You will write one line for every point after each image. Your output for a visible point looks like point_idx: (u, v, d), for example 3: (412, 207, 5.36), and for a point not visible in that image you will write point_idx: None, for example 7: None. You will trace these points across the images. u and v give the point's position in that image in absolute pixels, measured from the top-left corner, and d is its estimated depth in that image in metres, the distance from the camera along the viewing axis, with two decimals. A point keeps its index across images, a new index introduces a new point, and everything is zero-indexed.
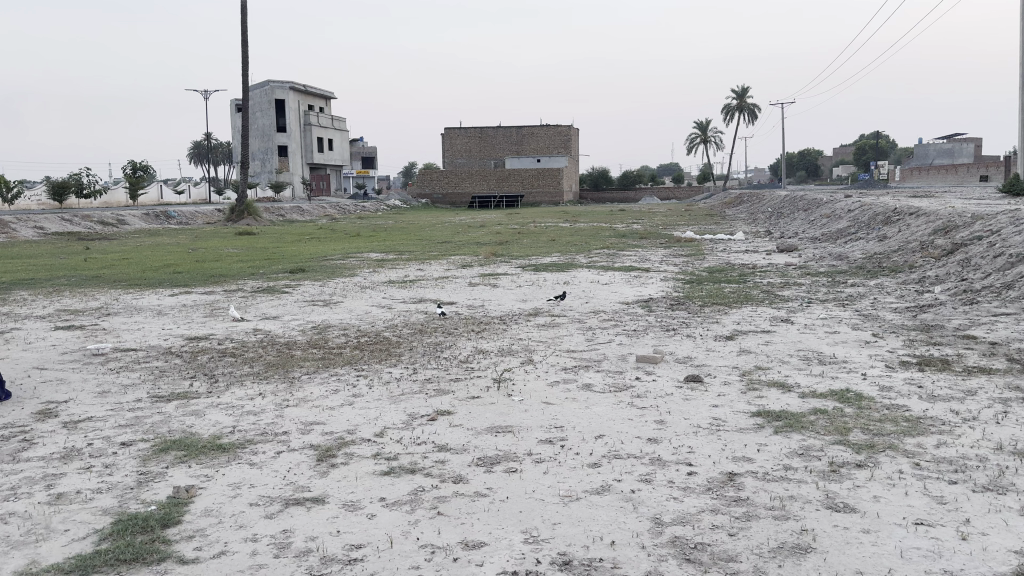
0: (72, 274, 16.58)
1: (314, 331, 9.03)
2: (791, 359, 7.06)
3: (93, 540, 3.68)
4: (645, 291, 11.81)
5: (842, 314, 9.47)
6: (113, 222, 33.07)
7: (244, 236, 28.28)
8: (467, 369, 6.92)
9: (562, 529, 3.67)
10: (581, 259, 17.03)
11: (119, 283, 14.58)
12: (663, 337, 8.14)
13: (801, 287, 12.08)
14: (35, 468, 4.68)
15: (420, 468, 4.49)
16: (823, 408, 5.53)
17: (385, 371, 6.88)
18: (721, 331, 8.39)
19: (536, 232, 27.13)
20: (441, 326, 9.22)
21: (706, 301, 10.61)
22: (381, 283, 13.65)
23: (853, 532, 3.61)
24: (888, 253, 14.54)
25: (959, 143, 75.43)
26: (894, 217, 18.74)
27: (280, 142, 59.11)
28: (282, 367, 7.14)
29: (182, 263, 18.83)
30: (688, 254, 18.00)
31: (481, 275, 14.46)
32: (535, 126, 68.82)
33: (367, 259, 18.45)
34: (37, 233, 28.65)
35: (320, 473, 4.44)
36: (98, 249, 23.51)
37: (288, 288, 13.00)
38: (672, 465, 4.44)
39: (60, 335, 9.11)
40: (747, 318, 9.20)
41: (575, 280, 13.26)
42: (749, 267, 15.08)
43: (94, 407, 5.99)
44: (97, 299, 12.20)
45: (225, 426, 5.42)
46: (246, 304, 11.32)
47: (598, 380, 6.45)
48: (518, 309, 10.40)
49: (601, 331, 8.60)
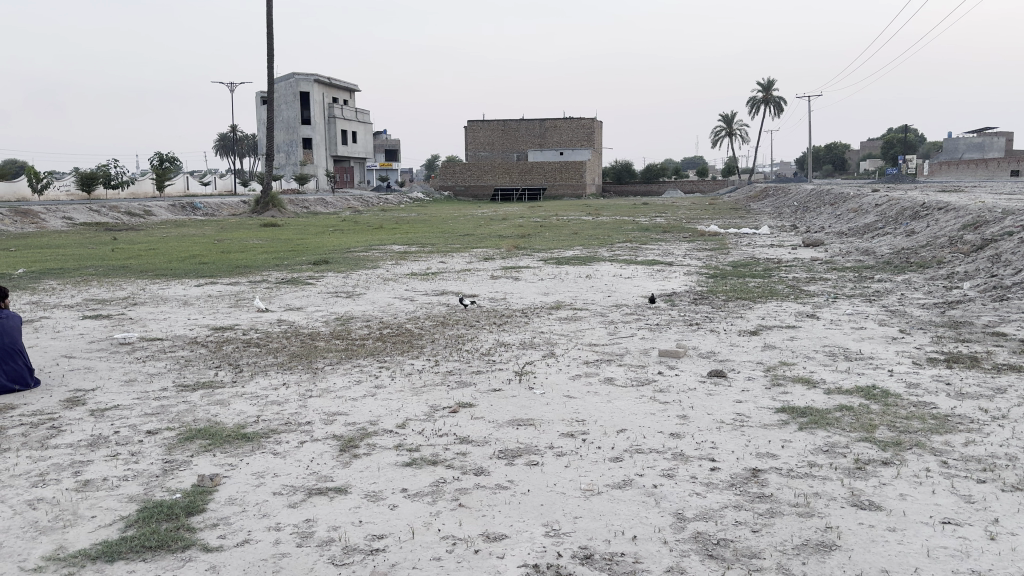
0: (100, 264, 16.81)
1: (337, 322, 9.10)
2: (816, 355, 6.99)
3: (119, 527, 3.73)
4: (668, 285, 11.77)
5: (869, 310, 9.37)
6: (140, 213, 33.48)
7: (269, 228, 28.50)
8: (489, 362, 6.92)
9: (584, 522, 3.66)
10: (603, 252, 16.96)
11: (146, 274, 14.77)
12: (686, 331, 8.09)
13: (827, 282, 11.96)
14: (63, 455, 4.75)
15: (442, 460, 4.50)
16: (848, 405, 5.47)
17: (407, 363, 6.90)
18: (745, 326, 8.33)
19: (558, 225, 27.13)
20: (463, 318, 9.22)
21: (730, 296, 10.53)
22: (403, 275, 13.69)
23: (879, 530, 3.57)
24: (915, 249, 14.32)
25: (989, 138, 73.94)
26: (923, 211, 18.44)
27: (304, 134, 59.47)
28: (306, 358, 7.18)
29: (208, 254, 19.07)
30: (711, 248, 17.91)
31: (503, 267, 14.47)
32: (558, 119, 68.54)
33: (389, 251, 18.58)
34: (65, 223, 29.09)
35: (342, 463, 4.46)
36: (125, 240, 23.89)
37: (311, 279, 13.10)
38: (695, 460, 4.41)
39: (88, 324, 9.26)
40: (771, 313, 9.12)
41: (597, 273, 13.23)
42: (774, 261, 14.96)
43: (120, 396, 6.07)
44: (125, 289, 12.37)
45: (249, 416, 5.46)
46: (270, 295, 11.40)
47: (620, 374, 6.43)
48: (540, 302, 10.39)
49: (623, 325, 8.57)
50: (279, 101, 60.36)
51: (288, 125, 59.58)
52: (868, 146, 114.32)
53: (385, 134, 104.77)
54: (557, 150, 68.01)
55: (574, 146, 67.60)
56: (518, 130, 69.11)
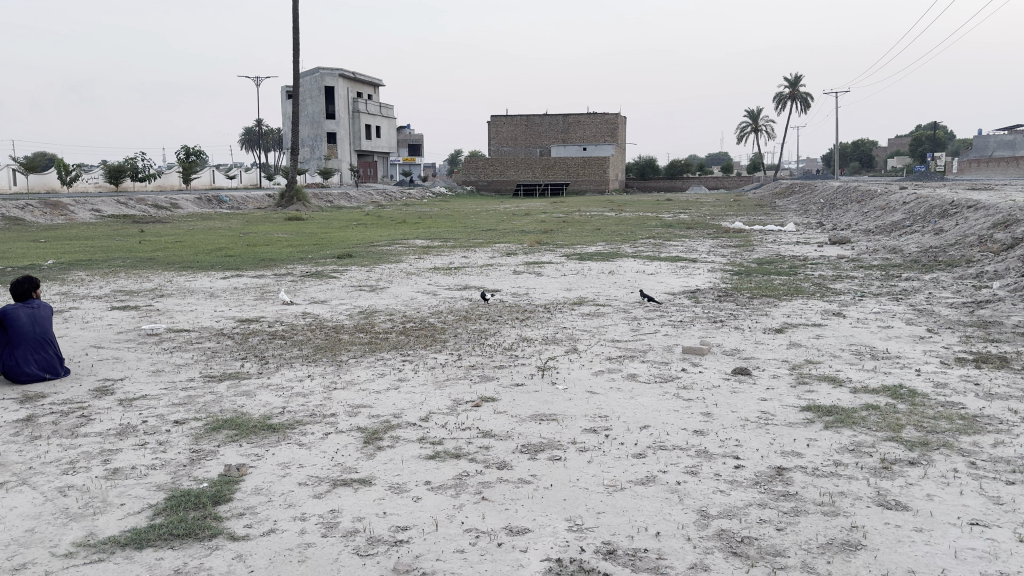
0: (128, 256, 17.05)
1: (361, 315, 9.16)
2: (842, 353, 6.92)
3: (147, 515, 3.79)
4: (692, 281, 11.70)
5: (896, 309, 9.26)
6: (166, 205, 33.93)
7: (294, 222, 28.74)
8: (511, 357, 6.93)
9: (607, 518, 3.66)
10: (626, 249, 16.91)
11: (173, 266, 14.96)
12: (710, 328, 8.05)
13: (854, 280, 11.82)
14: (92, 443, 4.83)
15: (465, 453, 4.52)
16: (874, 404, 5.42)
17: (431, 357, 6.93)
18: (770, 323, 8.27)
19: (581, 221, 27.13)
20: (486, 313, 9.24)
21: (754, 293, 10.46)
22: (426, 269, 13.74)
23: (905, 530, 3.53)
24: (943, 248, 14.13)
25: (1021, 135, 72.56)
26: (952, 209, 18.17)
27: (328, 129, 59.84)
28: (331, 350, 7.24)
29: (234, 247, 19.27)
30: (736, 244, 17.78)
31: (526, 263, 14.49)
32: (581, 114, 68.30)
33: (412, 245, 18.66)
34: (94, 215, 29.53)
35: (366, 455, 4.49)
36: (152, 232, 24.23)
37: (336, 272, 13.19)
38: (718, 458, 4.39)
39: (116, 315, 9.40)
40: (796, 311, 9.04)
41: (621, 270, 13.19)
42: (800, 258, 14.83)
43: (148, 386, 6.17)
44: (152, 280, 12.55)
45: (275, 407, 5.51)
46: (295, 288, 11.50)
47: (643, 370, 6.41)
48: (563, 297, 10.40)
49: (646, 321, 8.54)
50: (304, 95, 60.79)
51: (313, 119, 59.91)
52: (896, 143, 112.68)
53: (409, 129, 105.05)
54: (580, 145, 67.81)
55: (597, 141, 67.36)
56: (541, 125, 68.98)
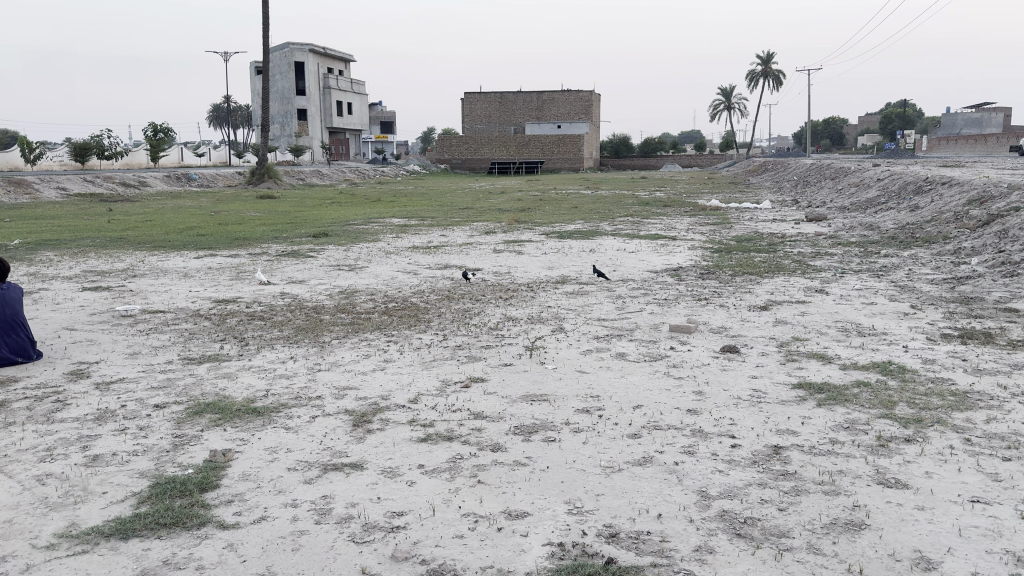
0: (97, 235, 16.66)
1: (342, 295, 8.99)
2: (829, 330, 6.92)
3: (131, 504, 3.65)
4: (673, 259, 11.66)
5: (877, 285, 9.30)
6: (134, 184, 33.27)
7: (266, 200, 28.29)
8: (498, 336, 6.84)
9: (607, 500, 3.59)
10: (605, 226, 16.87)
11: (145, 245, 14.63)
12: (695, 306, 8.01)
13: (833, 257, 11.86)
14: (70, 429, 4.66)
15: (457, 436, 4.43)
16: (865, 381, 5.41)
17: (415, 337, 6.81)
18: (755, 301, 8.25)
19: (558, 199, 26.98)
20: (469, 293, 9.11)
21: (736, 270, 10.45)
22: (404, 248, 13.55)
23: (907, 509, 3.51)
24: (920, 224, 14.24)
25: (988, 114, 73.42)
26: (926, 186, 18.31)
27: (299, 105, 58.94)
28: (312, 331, 7.09)
29: (206, 226, 18.91)
30: (714, 222, 17.80)
31: (505, 241, 14.36)
32: (556, 92, 67.95)
33: (389, 224, 18.47)
34: (60, 193, 28.87)
35: (356, 439, 4.38)
36: (121, 211, 23.74)
37: (313, 252, 12.96)
38: (714, 437, 4.35)
39: (88, 296, 9.14)
40: (780, 288, 9.02)
41: (602, 248, 13.10)
42: (778, 235, 14.87)
43: (125, 368, 5.99)
44: (123, 260, 12.25)
45: (258, 391, 5.37)
46: (272, 267, 11.29)
47: (631, 349, 6.35)
48: (545, 275, 10.30)
49: (631, 299, 8.48)
50: (273, 71, 59.74)
51: (284, 95, 59.02)
52: (866, 121, 113.67)
53: (382, 105, 103.79)
54: (554, 123, 67.46)
55: (571, 119, 67.07)
56: (515, 102, 68.51)
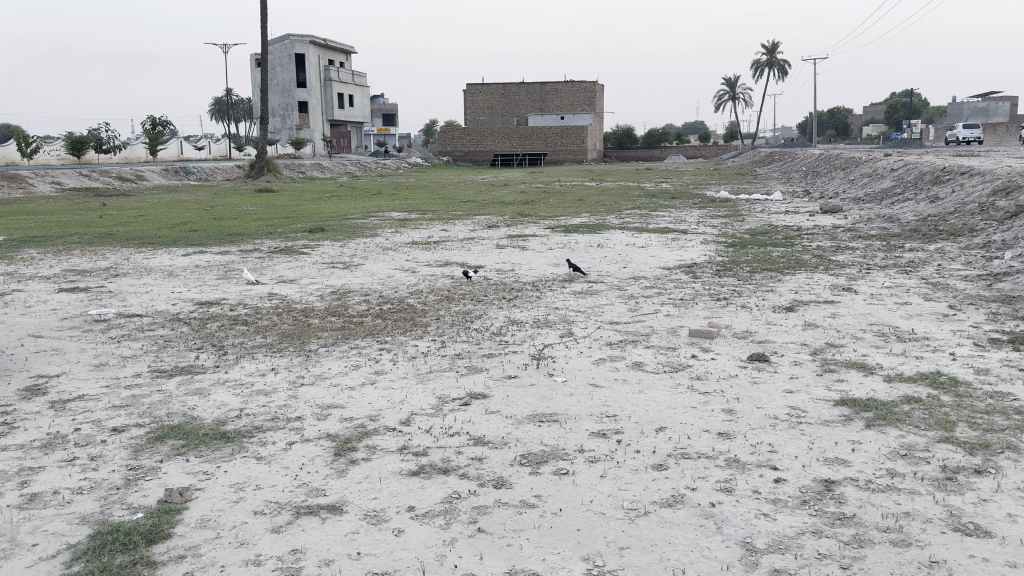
0: (85, 232, 16.06)
1: (333, 296, 8.38)
2: (865, 334, 6.29)
3: (63, 562, 3.05)
4: (686, 255, 11.01)
5: (908, 282, 8.65)
6: (131, 178, 32.71)
7: (264, 194, 27.72)
8: (501, 343, 6.22)
9: (633, 556, 2.99)
10: (612, 220, 16.24)
11: (133, 242, 14.03)
12: (714, 307, 7.37)
13: (856, 251, 11.21)
14: (11, 460, 4.07)
15: (454, 467, 3.82)
16: (916, 396, 4.79)
17: (410, 345, 6.20)
18: (779, 300, 7.62)
19: (563, 191, 26.30)
20: (469, 293, 8.50)
21: (755, 266, 9.81)
22: (403, 243, 12.93)
23: (996, 566, 2.91)
24: (943, 216, 13.58)
25: (996, 103, 72.55)
26: (945, 176, 17.64)
27: (300, 98, 58.30)
28: (298, 338, 6.48)
29: (199, 221, 18.30)
30: (726, 214, 17.16)
31: (508, 235, 13.75)
32: (558, 83, 67.17)
33: (388, 218, 17.84)
34: (55, 188, 28.29)
35: (337, 472, 3.78)
36: (114, 206, 23.12)
37: (307, 248, 12.35)
38: (753, 469, 3.73)
39: (63, 298, 8.54)
40: (804, 286, 8.38)
41: (610, 242, 12.46)
42: (794, 228, 14.22)
43: (87, 383, 5.39)
44: (107, 258, 11.65)
45: (231, 410, 4.76)
46: (262, 265, 10.68)
47: (649, 358, 5.73)
48: (551, 273, 9.68)
49: (644, 300, 7.85)
50: (273, 63, 59.00)
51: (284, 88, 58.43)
52: (872, 110, 112.57)
53: (383, 97, 103.03)
54: (558, 114, 66.81)
55: (574, 110, 66.31)
56: (518, 94, 67.75)
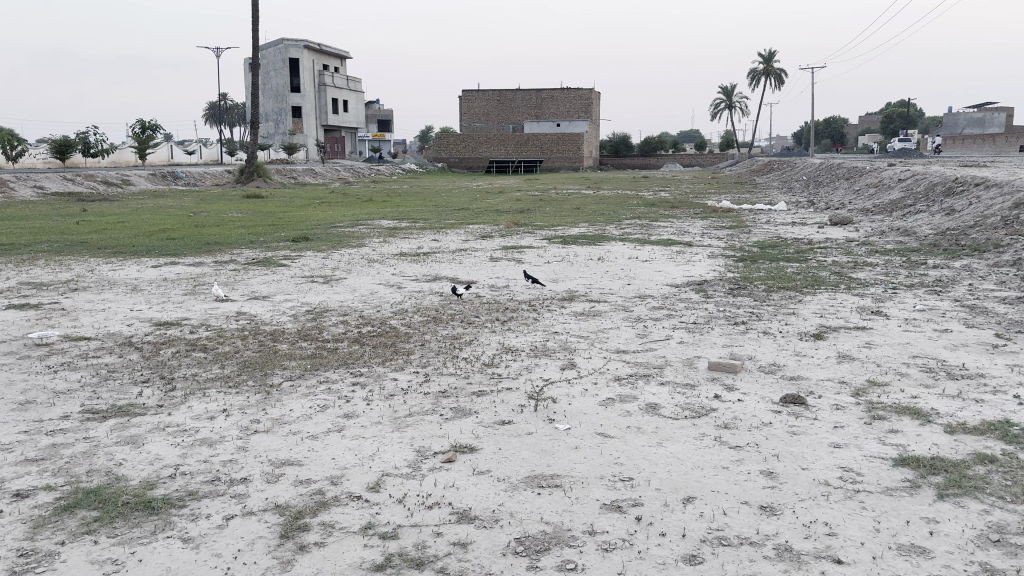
0: (56, 239, 15.17)
1: (308, 316, 7.55)
2: (910, 370, 5.50)
3: None
4: (694, 270, 10.24)
5: (941, 305, 7.87)
6: (117, 182, 31.83)
7: (252, 200, 26.86)
8: (493, 378, 5.40)
9: None
10: (612, 230, 15.49)
11: (103, 251, 13.16)
12: (733, 333, 6.57)
13: (875, 268, 10.44)
14: None
15: (433, 557, 3.01)
16: (990, 454, 4.00)
17: (389, 379, 5.37)
18: (804, 326, 6.82)
19: (559, 199, 25.55)
20: (459, 313, 7.68)
21: (771, 284, 9.02)
22: (390, 255, 12.12)
23: None
24: (962, 230, 12.83)
25: (992, 113, 72.07)
26: (958, 187, 16.89)
27: (294, 102, 57.53)
28: (260, 369, 5.64)
29: (178, 228, 17.43)
30: (731, 225, 16.40)
31: (503, 247, 12.95)
32: (555, 89, 66.50)
33: (377, 226, 17.05)
34: (36, 192, 27.36)
35: (283, 565, 2.97)
36: (94, 211, 22.22)
37: (287, 260, 11.53)
38: (811, 565, 2.95)
39: (8, 317, 7.68)
40: (828, 308, 7.59)
41: (611, 256, 11.68)
42: (805, 241, 13.45)
43: (2, 428, 4.54)
44: (71, 270, 10.78)
45: (165, 468, 3.94)
46: (236, 279, 9.83)
47: (666, 398, 4.91)
48: (548, 290, 8.86)
49: (654, 323, 7.04)
50: (266, 67, 58.24)
51: (278, 92, 57.62)
52: (868, 120, 112.39)
53: (377, 103, 102.49)
54: (554, 121, 66.34)
55: (570, 117, 65.71)
56: (513, 100, 67.08)
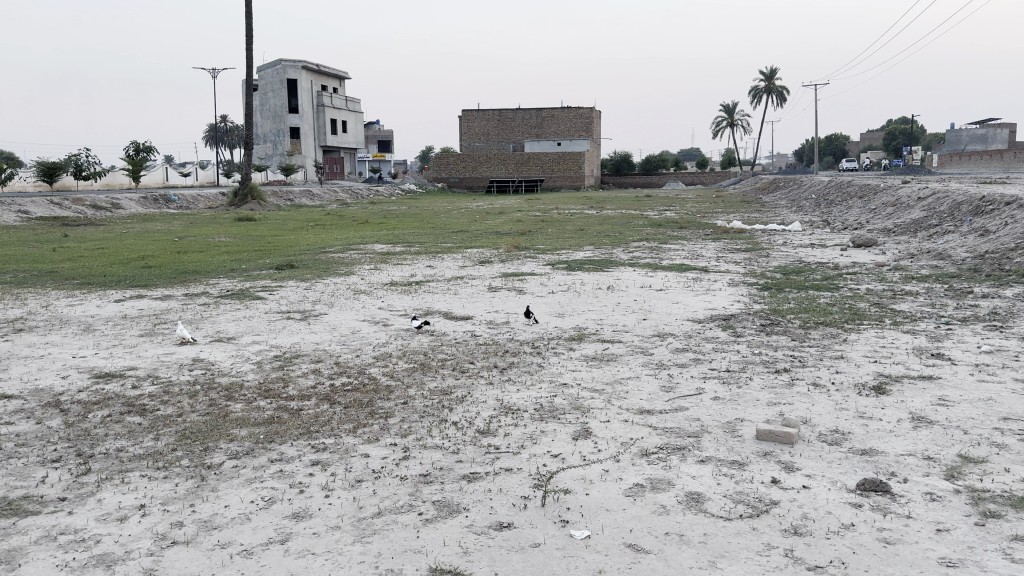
0: (25, 269, 14.13)
1: (276, 364, 6.47)
2: (1009, 439, 4.41)
3: None
4: (716, 301, 9.19)
5: (1009, 344, 6.80)
6: (106, 206, 30.85)
7: (244, 223, 25.92)
8: (488, 453, 4.32)
9: None
10: (621, 254, 14.47)
11: (70, 282, 12.12)
12: (776, 386, 5.48)
13: (917, 297, 9.39)
14: None
15: None
16: None
17: (359, 456, 4.28)
18: (859, 375, 5.75)
19: (562, 220, 24.58)
20: (451, 358, 6.61)
21: (807, 319, 7.96)
22: (380, 285, 11.07)
23: None
24: (1003, 252, 11.81)
25: (994, 129, 71.21)
26: (987, 205, 15.89)
27: (292, 123, 56.81)
28: (202, 443, 4.55)
29: (160, 255, 16.40)
30: (746, 248, 15.39)
31: (503, 274, 11.93)
32: (555, 109, 65.82)
33: (370, 251, 16.04)
34: (21, 217, 26.36)
35: None
36: (77, 237, 21.22)
37: (266, 292, 10.48)
38: None
39: None
40: (881, 351, 6.52)
41: (622, 284, 10.63)
42: (829, 266, 12.43)
43: None
44: (25, 306, 9.72)
45: None
46: (205, 316, 8.79)
47: (710, 484, 3.83)
48: (554, 328, 7.80)
49: (681, 372, 5.96)
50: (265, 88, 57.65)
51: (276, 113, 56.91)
52: (869, 138, 112.00)
53: (377, 125, 102.07)
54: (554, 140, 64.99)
55: (571, 136, 64.97)
56: (514, 119, 66.38)
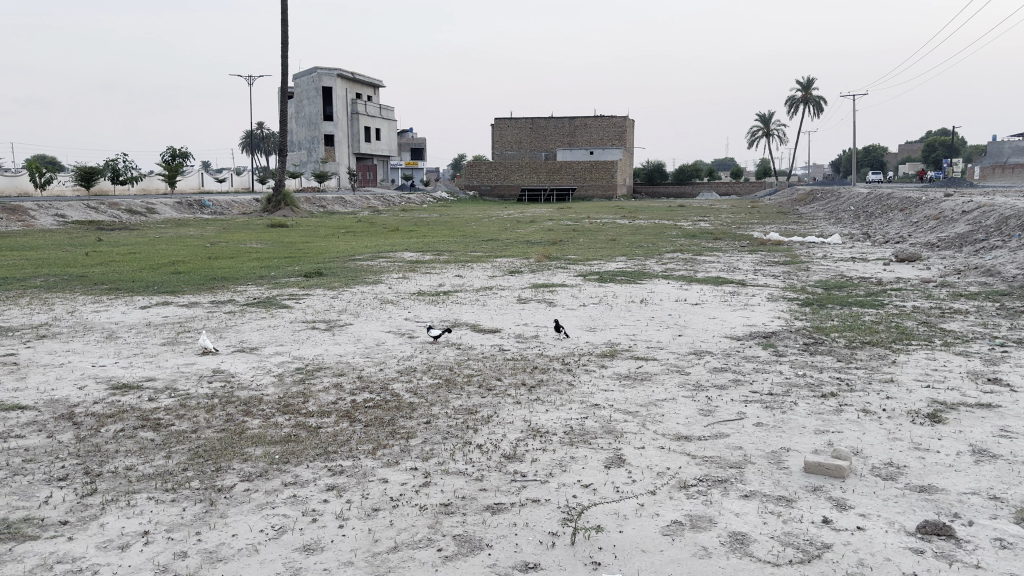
0: (56, 273, 14.18)
1: (297, 377, 6.27)
2: None
3: None
4: (755, 317, 8.81)
5: None
6: (142, 211, 31.20)
7: (275, 230, 25.98)
8: (513, 481, 4.04)
9: None
10: (653, 266, 14.12)
11: (99, 287, 12.11)
12: (823, 412, 5.13)
13: (967, 316, 8.92)
14: None
15: None
16: None
17: (377, 480, 4.03)
18: (912, 402, 5.37)
19: (593, 230, 24.25)
20: (477, 374, 6.35)
21: (851, 338, 7.56)
22: (407, 295, 10.85)
23: None
24: None
25: None
26: None
27: (326, 130, 57.21)
28: (214, 462, 4.34)
29: (190, 261, 16.41)
30: (783, 261, 14.93)
31: (533, 285, 11.66)
32: (588, 117, 65.49)
33: (399, 259, 15.87)
34: (58, 221, 26.73)
35: None
36: (111, 241, 21.40)
37: (292, 300, 10.32)
38: None
39: None
40: (935, 375, 6.12)
41: (655, 298, 10.29)
42: (872, 281, 11.96)
43: None
44: (52, 311, 9.67)
45: None
46: (229, 324, 8.64)
47: (755, 523, 3.52)
48: (585, 344, 7.50)
49: (720, 394, 5.63)
50: (300, 96, 58.19)
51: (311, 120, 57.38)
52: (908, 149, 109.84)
53: (410, 133, 102.57)
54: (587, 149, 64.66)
55: (604, 145, 64.58)
56: (546, 128, 66.18)
